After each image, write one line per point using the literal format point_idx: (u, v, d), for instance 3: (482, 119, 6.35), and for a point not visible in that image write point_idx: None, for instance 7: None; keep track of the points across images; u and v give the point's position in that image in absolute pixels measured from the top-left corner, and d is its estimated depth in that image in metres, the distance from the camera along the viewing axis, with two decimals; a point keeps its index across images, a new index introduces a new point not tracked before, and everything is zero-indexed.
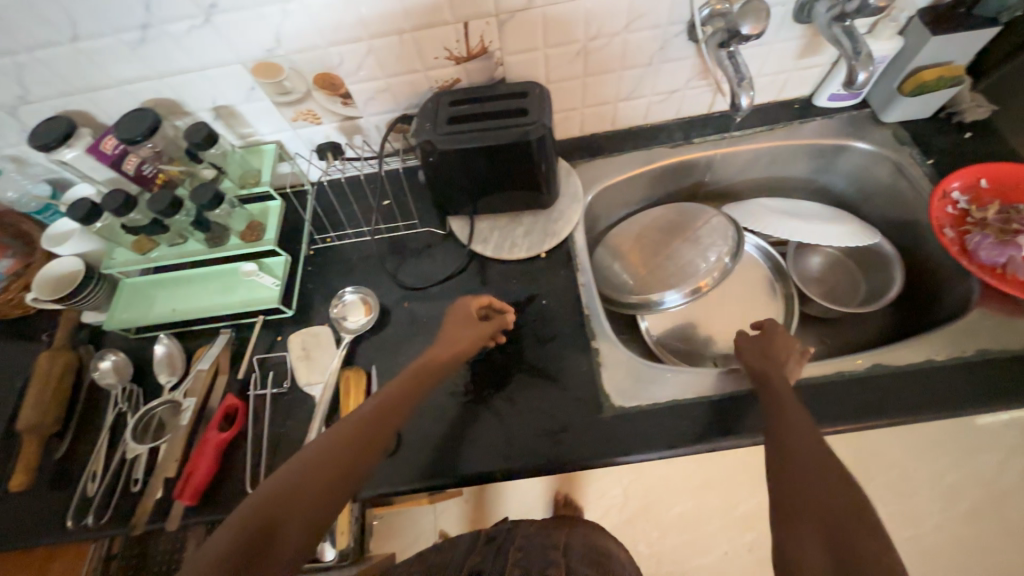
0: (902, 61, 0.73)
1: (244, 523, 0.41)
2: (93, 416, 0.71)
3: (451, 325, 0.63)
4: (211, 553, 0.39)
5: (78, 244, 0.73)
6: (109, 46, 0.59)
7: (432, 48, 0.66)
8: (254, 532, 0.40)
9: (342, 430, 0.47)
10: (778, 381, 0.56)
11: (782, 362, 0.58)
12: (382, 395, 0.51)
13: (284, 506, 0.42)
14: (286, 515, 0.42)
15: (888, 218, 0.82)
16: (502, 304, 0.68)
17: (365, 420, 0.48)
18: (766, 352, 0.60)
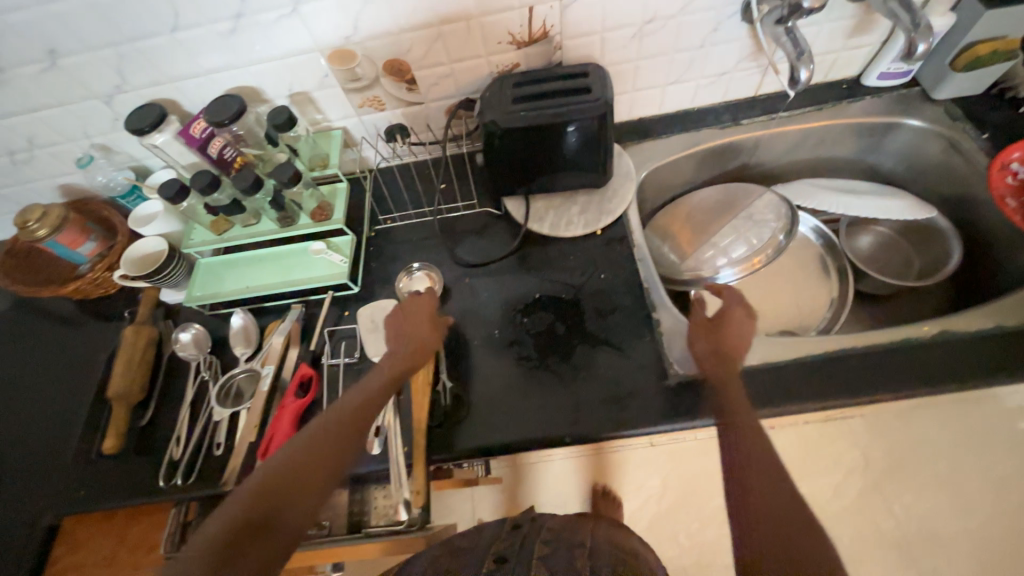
0: (954, 38, 0.73)
1: (246, 504, 0.45)
2: (175, 386, 0.75)
3: (410, 319, 0.68)
4: (217, 527, 0.44)
5: (161, 225, 0.77)
6: (203, 36, 0.64)
7: (495, 33, 0.69)
8: (255, 513, 0.45)
9: (330, 421, 0.53)
10: (731, 376, 0.61)
11: (733, 358, 0.63)
12: (363, 392, 0.57)
13: (282, 486, 0.47)
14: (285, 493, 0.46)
15: (941, 194, 0.82)
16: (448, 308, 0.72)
17: (352, 410, 0.54)
18: (726, 350, 0.64)
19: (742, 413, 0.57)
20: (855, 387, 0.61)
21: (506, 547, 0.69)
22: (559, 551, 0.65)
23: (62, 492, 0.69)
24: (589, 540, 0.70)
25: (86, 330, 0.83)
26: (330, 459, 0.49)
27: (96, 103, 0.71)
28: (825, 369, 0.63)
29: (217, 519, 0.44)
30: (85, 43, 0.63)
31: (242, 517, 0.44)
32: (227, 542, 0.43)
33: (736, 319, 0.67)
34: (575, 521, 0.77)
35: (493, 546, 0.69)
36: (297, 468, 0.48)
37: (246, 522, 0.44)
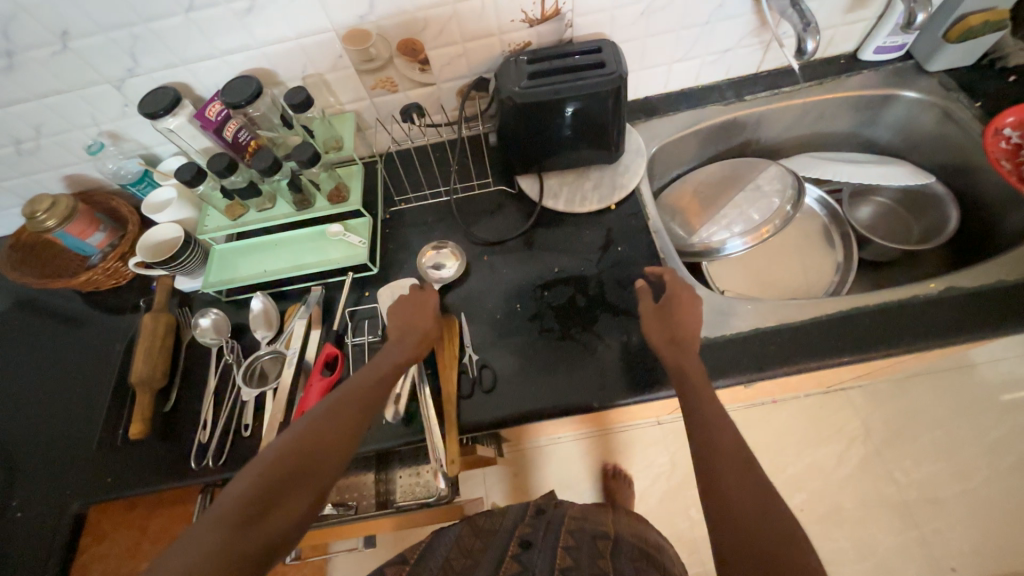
0: (948, 10, 0.76)
1: (266, 473, 0.44)
2: (196, 372, 0.75)
3: (400, 314, 0.65)
4: (235, 494, 0.43)
5: (176, 211, 0.78)
6: (219, 16, 0.64)
7: (509, 11, 0.70)
8: (274, 482, 0.44)
9: (347, 392, 0.53)
10: (687, 363, 0.58)
11: (685, 341, 0.61)
12: (378, 366, 0.57)
13: (303, 455, 0.46)
14: (306, 462, 0.46)
15: (938, 162, 0.85)
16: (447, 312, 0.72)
17: (368, 383, 0.54)
18: (675, 337, 0.61)
19: (703, 396, 0.54)
20: (867, 343, 0.64)
21: (530, 532, 0.70)
22: (585, 539, 0.66)
23: (86, 482, 0.69)
24: (611, 529, 0.71)
25: (97, 324, 0.82)
26: (348, 430, 0.50)
27: (106, 88, 0.70)
28: (837, 326, 0.65)
29: (238, 483, 0.44)
30: (98, 25, 0.63)
31: (263, 484, 0.44)
32: (248, 510, 0.42)
33: (686, 301, 0.63)
34: (594, 511, 0.78)
35: (517, 531, 0.70)
36: (316, 436, 0.48)
37: (269, 487, 0.44)
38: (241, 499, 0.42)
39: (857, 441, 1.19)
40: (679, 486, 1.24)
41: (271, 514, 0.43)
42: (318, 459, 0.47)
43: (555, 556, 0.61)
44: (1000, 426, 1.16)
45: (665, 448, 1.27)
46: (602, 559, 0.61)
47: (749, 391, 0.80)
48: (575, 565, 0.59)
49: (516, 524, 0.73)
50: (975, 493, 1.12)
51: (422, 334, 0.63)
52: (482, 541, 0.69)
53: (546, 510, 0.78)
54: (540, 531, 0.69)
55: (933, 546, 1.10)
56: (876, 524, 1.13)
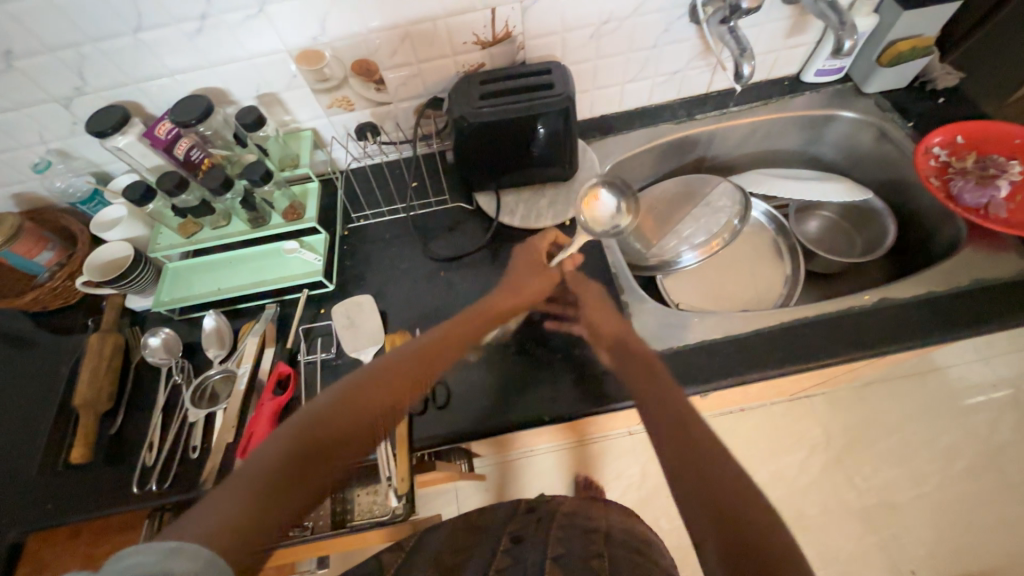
0: (879, 36, 0.80)
1: (300, 437, 0.47)
2: (145, 392, 0.74)
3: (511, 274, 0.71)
4: (271, 452, 0.45)
5: (126, 229, 0.77)
6: (169, 36, 0.65)
7: (460, 34, 0.72)
8: (308, 447, 0.47)
9: (387, 370, 0.55)
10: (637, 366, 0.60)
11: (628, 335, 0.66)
12: (423, 343, 0.60)
13: (335, 424, 0.49)
14: (337, 433, 0.49)
15: (877, 178, 0.89)
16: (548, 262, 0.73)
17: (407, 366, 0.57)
18: (619, 335, 0.66)
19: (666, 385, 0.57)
20: (807, 354, 0.66)
21: (520, 528, 0.71)
22: (573, 536, 0.67)
23: (27, 511, 0.66)
24: (604, 525, 0.72)
25: (45, 345, 0.80)
26: (383, 409, 0.53)
27: (55, 106, 0.70)
28: (780, 336, 0.68)
29: (274, 441, 0.46)
30: (44, 44, 0.62)
31: (296, 448, 0.46)
32: (282, 468, 0.45)
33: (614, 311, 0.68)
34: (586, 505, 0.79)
35: (507, 528, 0.71)
36: (337, 429, 0.49)
37: (302, 450, 0.46)
38: (274, 461, 0.45)
39: (820, 448, 1.22)
40: (650, 496, 1.25)
41: (300, 479, 0.45)
42: (332, 454, 0.48)
43: (547, 546, 0.63)
44: (953, 433, 1.20)
45: (635, 458, 1.29)
46: (594, 549, 0.62)
47: (713, 400, 0.82)
48: (565, 553, 0.61)
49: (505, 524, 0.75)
50: (931, 497, 1.16)
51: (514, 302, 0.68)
52: (472, 539, 0.71)
53: (536, 507, 0.79)
54: (525, 530, 0.71)
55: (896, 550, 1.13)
56: (840, 530, 1.15)
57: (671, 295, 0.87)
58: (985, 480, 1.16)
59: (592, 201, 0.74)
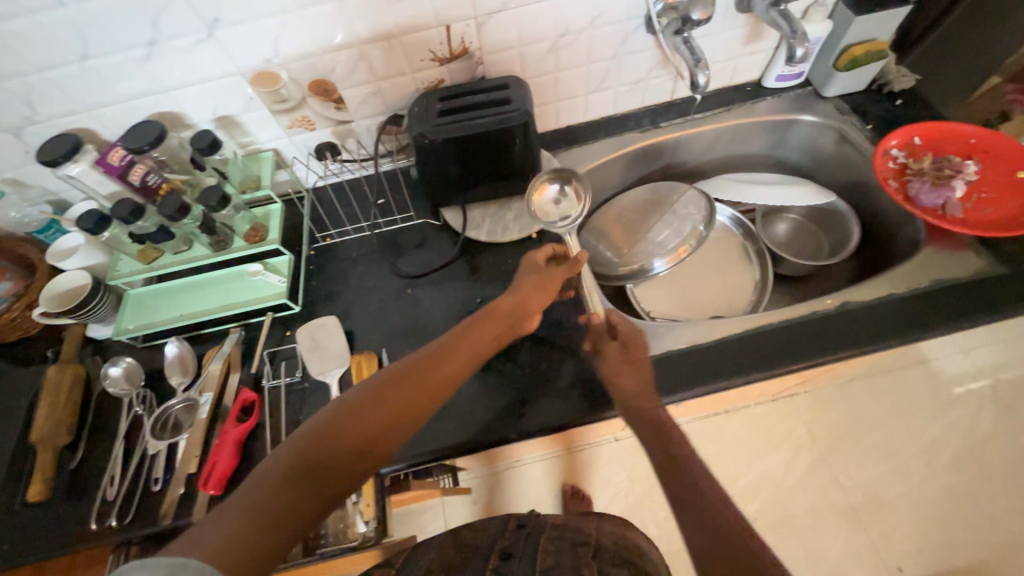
0: (834, 41, 0.81)
1: (307, 446, 0.46)
2: (106, 425, 0.72)
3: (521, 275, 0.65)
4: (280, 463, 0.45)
5: (85, 257, 0.75)
6: (119, 63, 0.64)
7: (417, 51, 0.72)
8: (316, 456, 0.45)
9: (402, 371, 0.52)
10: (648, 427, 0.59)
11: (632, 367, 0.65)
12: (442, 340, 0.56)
13: (346, 431, 0.47)
14: (348, 440, 0.47)
15: (840, 180, 0.90)
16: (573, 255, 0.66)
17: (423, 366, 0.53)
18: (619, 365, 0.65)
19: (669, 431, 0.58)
20: (771, 360, 0.66)
21: (509, 544, 0.72)
22: (561, 550, 0.68)
23: None
24: (592, 541, 0.72)
25: (1, 378, 0.77)
26: (397, 412, 0.50)
27: (4, 136, 0.68)
28: (744, 343, 0.68)
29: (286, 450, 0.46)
30: None
31: (304, 457, 0.45)
32: (288, 478, 0.44)
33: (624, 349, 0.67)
34: (577, 522, 0.79)
35: (497, 544, 0.72)
36: (343, 438, 0.47)
37: (310, 461, 0.45)
38: (281, 472, 0.44)
39: (804, 447, 1.22)
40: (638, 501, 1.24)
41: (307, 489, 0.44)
42: (333, 470, 0.46)
43: (536, 559, 0.65)
44: (936, 426, 1.20)
45: (622, 464, 1.27)
46: (582, 566, 0.63)
47: (692, 407, 0.82)
48: (555, 564, 0.64)
49: (496, 538, 0.75)
50: (915, 492, 1.16)
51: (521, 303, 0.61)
52: (463, 557, 0.70)
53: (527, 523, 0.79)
54: (515, 545, 0.71)
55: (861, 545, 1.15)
56: (827, 529, 1.16)
57: (642, 304, 0.87)
58: (969, 471, 1.16)
59: (542, 193, 0.79)
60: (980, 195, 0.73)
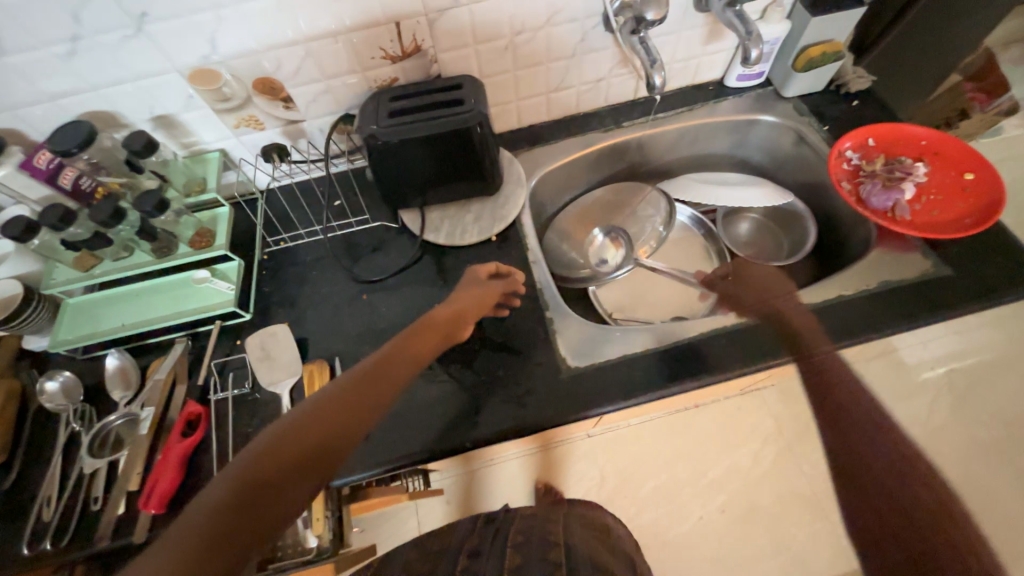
0: (792, 41, 0.81)
1: (255, 465, 0.42)
2: (43, 442, 0.69)
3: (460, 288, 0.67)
4: (224, 485, 0.40)
5: (16, 266, 0.71)
6: (42, 59, 0.60)
7: (367, 48, 0.69)
8: (265, 473, 0.42)
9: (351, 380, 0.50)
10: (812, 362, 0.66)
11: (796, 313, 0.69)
12: (388, 347, 0.55)
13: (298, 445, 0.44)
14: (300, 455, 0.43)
15: (799, 180, 0.91)
16: (508, 268, 0.72)
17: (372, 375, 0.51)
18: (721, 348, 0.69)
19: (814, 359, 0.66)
20: (725, 362, 0.66)
21: (477, 543, 0.68)
22: (530, 539, 0.67)
23: None
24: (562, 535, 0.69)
25: None
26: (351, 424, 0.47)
27: None
28: (699, 346, 0.68)
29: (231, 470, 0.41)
30: None
31: (252, 475, 0.41)
32: (234, 502, 0.39)
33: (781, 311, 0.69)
34: (545, 512, 0.78)
35: (465, 544, 0.68)
36: (295, 452, 0.43)
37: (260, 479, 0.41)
38: (226, 496, 0.40)
39: (771, 439, 1.24)
40: (610, 498, 1.24)
41: (255, 511, 0.40)
42: (285, 488, 0.42)
43: (505, 558, 0.62)
44: None
45: (594, 461, 1.27)
46: (551, 555, 0.61)
47: (659, 406, 0.81)
48: (524, 563, 0.60)
49: (464, 537, 0.71)
50: None
51: (462, 310, 0.63)
52: (430, 564, 0.65)
53: (495, 519, 0.77)
54: (483, 544, 0.67)
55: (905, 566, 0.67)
56: (792, 519, 1.19)
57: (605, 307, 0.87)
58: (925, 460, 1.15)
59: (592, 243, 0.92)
60: (928, 197, 0.75)
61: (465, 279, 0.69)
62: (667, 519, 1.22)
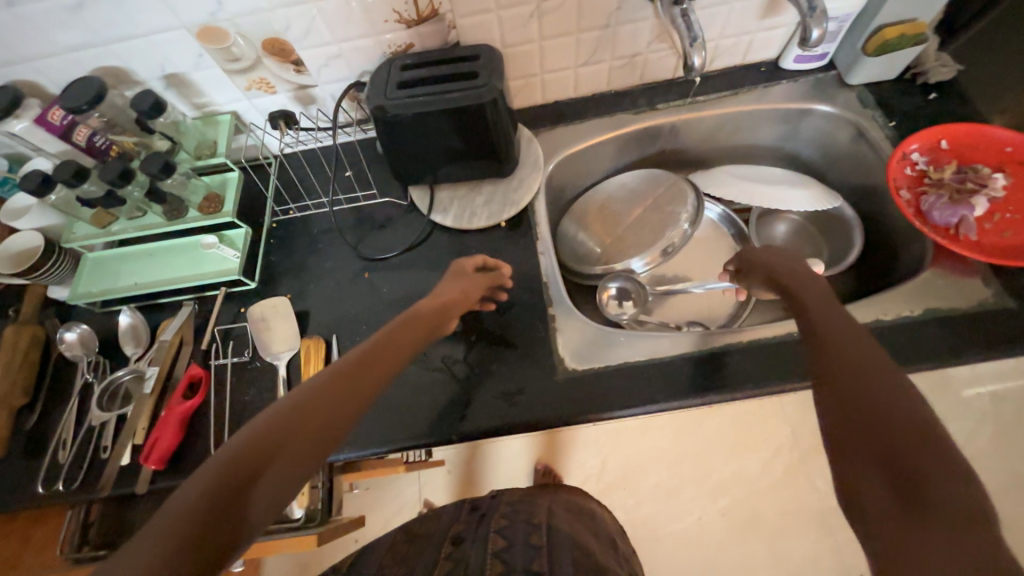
0: (866, 18, 0.70)
1: (250, 443, 0.38)
2: (63, 389, 0.73)
3: (449, 278, 0.65)
4: (215, 466, 0.36)
5: (39, 216, 0.73)
6: (48, 10, 0.58)
7: (380, 10, 0.64)
8: (261, 452, 0.38)
9: (347, 364, 0.47)
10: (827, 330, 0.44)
11: (824, 307, 0.48)
12: (382, 331, 0.53)
13: (296, 426, 0.40)
14: (296, 436, 0.40)
15: (852, 183, 0.81)
16: (495, 261, 0.70)
17: (364, 359, 0.49)
18: (745, 345, 0.63)
19: (840, 343, 0.42)
20: (733, 382, 0.61)
21: (463, 528, 0.67)
22: (515, 523, 0.66)
23: None
24: (544, 521, 0.67)
25: None
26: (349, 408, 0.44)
27: None
28: (703, 362, 0.63)
29: (221, 453, 0.37)
30: None
31: (246, 453, 0.37)
32: (225, 484, 0.35)
33: (808, 290, 0.52)
34: (533, 496, 0.77)
35: (451, 529, 0.67)
36: (293, 429, 0.40)
37: (254, 458, 0.37)
38: (218, 475, 0.35)
39: (785, 449, 1.19)
40: (608, 488, 1.23)
41: (248, 496, 0.36)
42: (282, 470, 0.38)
43: (488, 540, 0.60)
44: None
45: (596, 449, 1.26)
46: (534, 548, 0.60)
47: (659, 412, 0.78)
48: (507, 546, 0.59)
49: (450, 525, 0.70)
50: None
51: (454, 301, 0.61)
52: (416, 547, 0.64)
53: (480, 506, 0.75)
54: (468, 529, 0.66)
55: (880, 499, 0.32)
56: (797, 533, 1.14)
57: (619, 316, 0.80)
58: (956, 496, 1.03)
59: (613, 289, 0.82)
60: (1003, 215, 0.65)
61: (451, 269, 0.67)
62: (664, 517, 1.20)
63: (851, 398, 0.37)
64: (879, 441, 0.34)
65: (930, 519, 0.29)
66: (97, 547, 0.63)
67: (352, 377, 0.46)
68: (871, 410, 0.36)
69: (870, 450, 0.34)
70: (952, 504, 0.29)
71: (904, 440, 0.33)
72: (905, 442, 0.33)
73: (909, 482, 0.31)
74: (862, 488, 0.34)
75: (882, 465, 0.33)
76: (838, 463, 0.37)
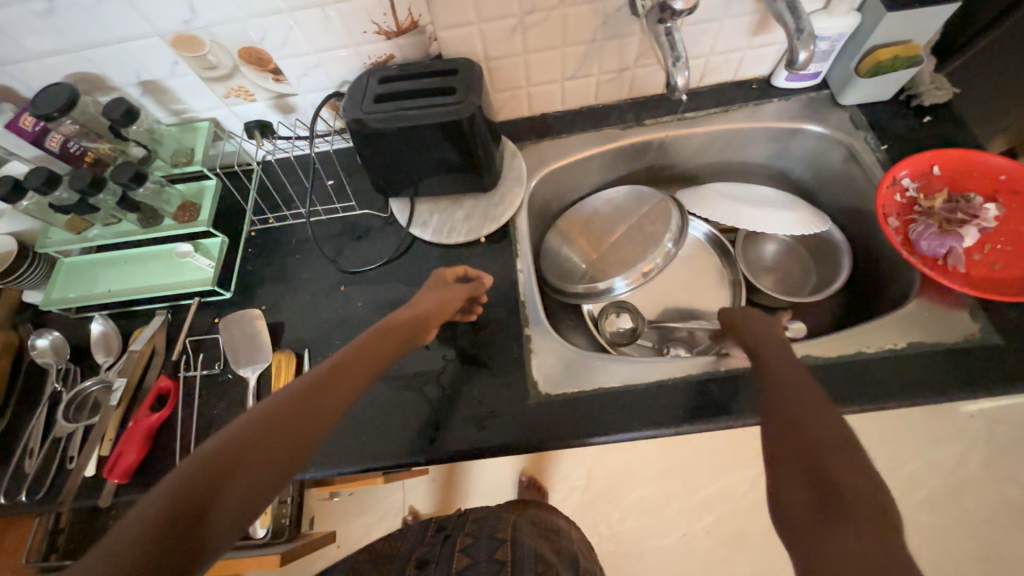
0: (860, 39, 0.68)
1: (204, 464, 0.35)
2: (34, 395, 0.72)
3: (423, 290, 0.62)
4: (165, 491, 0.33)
5: (13, 222, 0.75)
6: (17, 16, 0.57)
7: (358, 22, 0.63)
8: (215, 475, 0.34)
9: (320, 373, 0.43)
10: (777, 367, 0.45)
11: (773, 346, 0.49)
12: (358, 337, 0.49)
13: (256, 446, 0.36)
14: (255, 456, 0.36)
15: (842, 206, 0.79)
16: (476, 271, 0.69)
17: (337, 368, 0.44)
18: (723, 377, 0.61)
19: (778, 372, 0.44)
20: (708, 412, 0.60)
21: (427, 550, 0.66)
22: (479, 540, 0.65)
23: None
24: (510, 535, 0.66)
25: None
26: (319, 422, 0.40)
27: None
28: (680, 390, 0.62)
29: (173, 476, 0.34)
30: None
31: (197, 476, 0.34)
32: (175, 511, 0.33)
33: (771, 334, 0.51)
34: (506, 513, 0.76)
35: (415, 552, 0.66)
36: (251, 449, 0.36)
37: (205, 483, 0.34)
38: (166, 501, 0.33)
39: None
40: (593, 501, 1.21)
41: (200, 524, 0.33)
42: (237, 495, 0.35)
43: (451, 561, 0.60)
44: None
45: (583, 460, 1.24)
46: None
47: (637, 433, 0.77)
48: (469, 567, 0.59)
49: (413, 547, 0.69)
50: None
51: (421, 314, 0.57)
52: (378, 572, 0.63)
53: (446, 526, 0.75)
54: (432, 551, 0.65)
55: (801, 503, 0.34)
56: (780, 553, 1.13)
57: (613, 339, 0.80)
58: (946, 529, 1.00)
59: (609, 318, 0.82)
60: (993, 247, 0.63)
61: (432, 280, 0.65)
62: (646, 532, 1.18)
63: (786, 417, 0.39)
64: (804, 446, 0.36)
65: (844, 521, 0.31)
66: (64, 556, 0.62)
67: (322, 388, 0.42)
68: (805, 427, 0.37)
69: (800, 462, 0.35)
70: (862, 506, 0.32)
71: (828, 449, 0.35)
72: (823, 453, 0.35)
73: (827, 488, 0.33)
74: (788, 494, 0.35)
75: (805, 465, 0.35)
76: (771, 469, 0.38)
